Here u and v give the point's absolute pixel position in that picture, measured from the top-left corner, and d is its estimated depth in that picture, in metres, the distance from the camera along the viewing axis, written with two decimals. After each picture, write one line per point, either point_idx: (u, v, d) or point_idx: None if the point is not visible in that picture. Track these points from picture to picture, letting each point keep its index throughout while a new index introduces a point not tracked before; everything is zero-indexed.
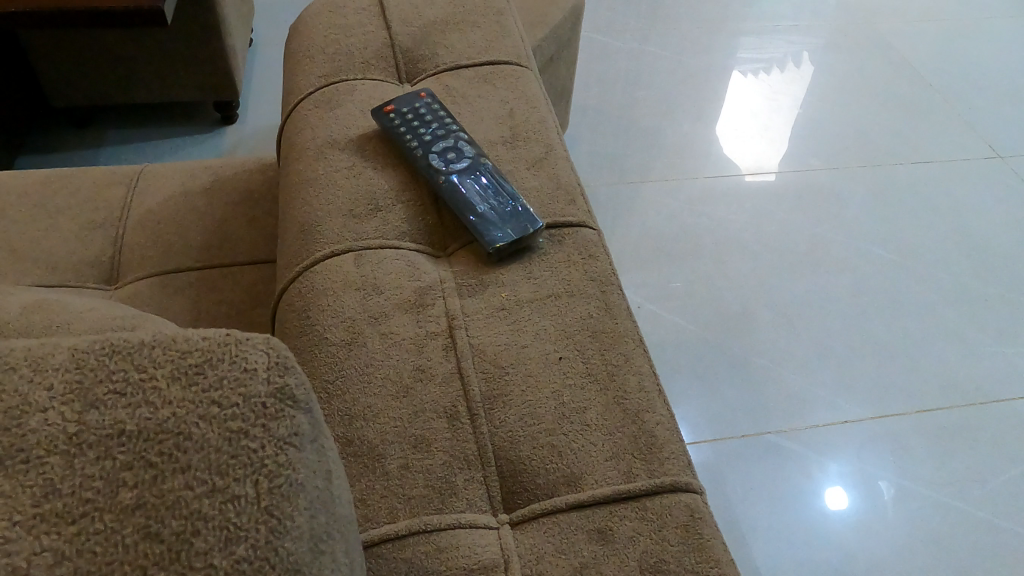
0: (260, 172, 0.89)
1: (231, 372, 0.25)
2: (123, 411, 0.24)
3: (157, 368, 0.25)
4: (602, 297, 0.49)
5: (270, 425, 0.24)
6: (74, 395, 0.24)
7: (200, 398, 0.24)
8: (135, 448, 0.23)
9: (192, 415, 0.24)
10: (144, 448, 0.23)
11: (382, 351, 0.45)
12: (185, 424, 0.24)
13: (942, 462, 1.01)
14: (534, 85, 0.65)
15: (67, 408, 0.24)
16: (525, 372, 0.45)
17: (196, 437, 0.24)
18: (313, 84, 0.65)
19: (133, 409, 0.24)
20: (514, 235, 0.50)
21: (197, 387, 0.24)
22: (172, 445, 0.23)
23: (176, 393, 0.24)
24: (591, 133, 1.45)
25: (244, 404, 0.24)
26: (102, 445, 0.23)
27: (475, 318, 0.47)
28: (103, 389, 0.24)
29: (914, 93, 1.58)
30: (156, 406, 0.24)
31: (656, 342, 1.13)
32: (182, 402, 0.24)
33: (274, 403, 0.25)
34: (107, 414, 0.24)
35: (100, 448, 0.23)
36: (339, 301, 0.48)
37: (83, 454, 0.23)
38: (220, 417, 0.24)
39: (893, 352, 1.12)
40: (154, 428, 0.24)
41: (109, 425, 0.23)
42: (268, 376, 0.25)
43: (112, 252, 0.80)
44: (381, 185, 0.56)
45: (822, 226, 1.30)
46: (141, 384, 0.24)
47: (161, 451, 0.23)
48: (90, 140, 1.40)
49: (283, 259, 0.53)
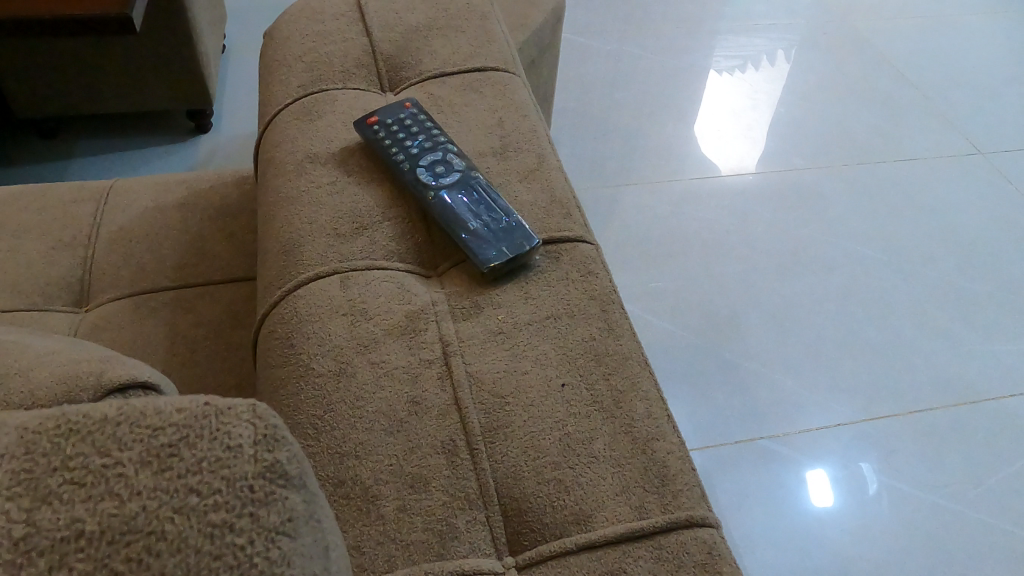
0: (237, 186, 0.85)
1: (213, 452, 0.21)
2: (81, 507, 0.20)
3: (122, 452, 0.21)
4: (603, 317, 0.46)
5: (259, 514, 0.21)
6: (22, 488, 0.20)
7: (176, 486, 0.20)
8: (97, 554, 0.19)
9: (166, 508, 0.20)
10: (108, 553, 0.19)
11: (373, 382, 0.42)
12: (159, 519, 0.20)
13: (936, 463, 0.99)
14: (523, 92, 0.62)
15: (14, 505, 0.19)
16: (527, 402, 0.42)
17: (173, 535, 0.20)
18: (292, 95, 0.62)
19: (94, 505, 0.20)
20: (510, 253, 0.48)
21: (172, 473, 0.21)
22: (144, 547, 0.20)
23: (147, 480, 0.20)
24: (572, 136, 1.43)
25: (229, 490, 0.21)
26: (56, 551, 0.19)
27: (471, 343, 0.44)
28: (58, 480, 0.20)
29: (893, 90, 1.57)
30: (123, 498, 0.20)
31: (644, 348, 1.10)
32: (154, 492, 0.20)
33: (263, 486, 0.21)
34: (61, 511, 0.19)
35: (52, 557, 0.19)
36: (325, 328, 0.45)
37: (31, 565, 0.19)
38: (202, 510, 0.20)
39: (884, 352, 1.11)
40: (121, 527, 0.20)
41: (64, 525, 0.19)
42: (256, 453, 0.21)
43: (82, 273, 0.76)
44: (367, 200, 0.53)
45: (809, 226, 1.28)
46: (103, 472, 0.20)
47: (130, 556, 0.19)
48: (58, 153, 1.36)
49: (264, 282, 0.50)
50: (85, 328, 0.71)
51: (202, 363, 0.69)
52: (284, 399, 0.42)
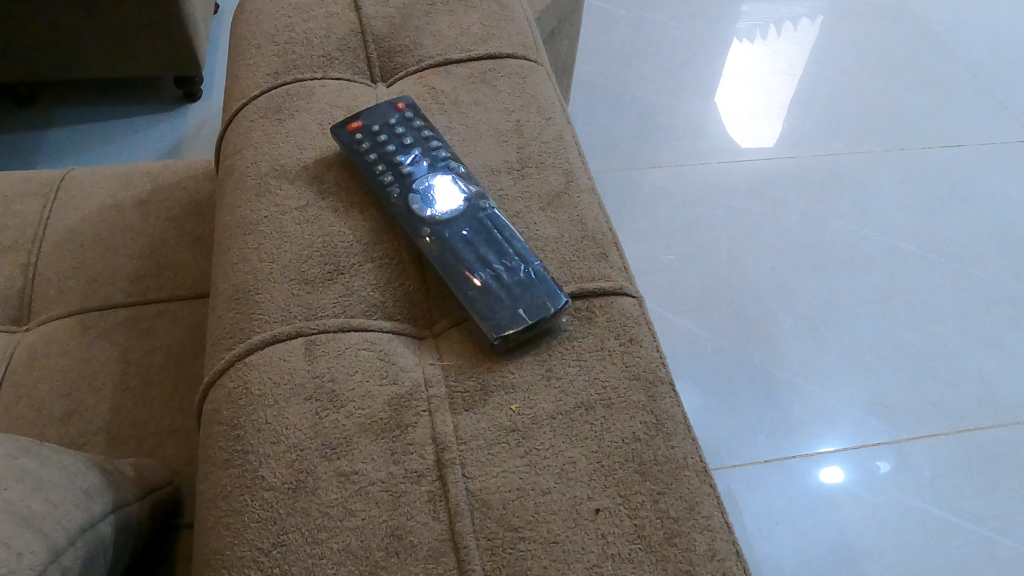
0: (209, 179, 0.73)
1: None
2: None
3: None
4: (651, 408, 0.35)
5: None
6: None
7: None
8: None
9: None
10: None
11: (341, 505, 0.31)
12: None
13: (983, 490, 0.87)
14: (546, 87, 0.50)
15: None
16: (548, 540, 0.31)
17: None
18: (260, 84, 0.50)
19: None
20: (527, 319, 0.36)
21: None
22: None
23: None
24: (589, 112, 1.30)
25: None
26: None
27: (474, 447, 0.33)
28: None
29: (941, 67, 1.42)
30: None
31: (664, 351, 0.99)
32: None
33: None
34: None
35: None
36: (281, 419, 0.34)
37: None
38: None
39: (930, 363, 0.98)
40: None
41: None
42: None
43: (24, 282, 0.65)
44: (344, 233, 0.41)
45: (848, 218, 1.15)
46: None
47: None
48: (33, 122, 1.24)
49: (211, 339, 0.39)
50: (21, 352, 0.60)
51: (157, 401, 0.58)
52: (223, 520, 0.32)
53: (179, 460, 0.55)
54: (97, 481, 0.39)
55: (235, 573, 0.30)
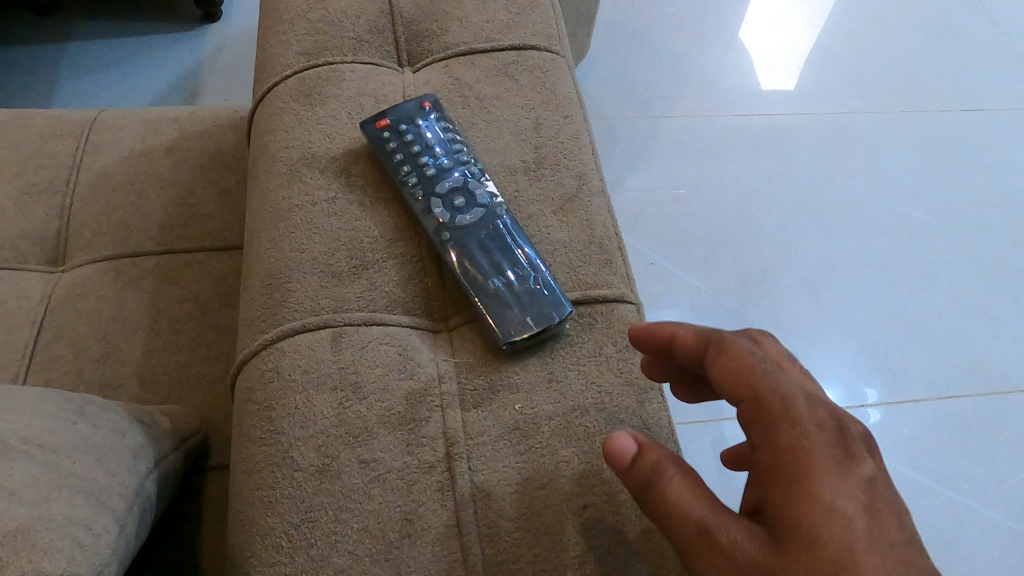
0: (234, 129, 0.76)
1: None
2: None
3: None
4: (640, 413, 0.39)
5: None
6: None
7: None
8: None
9: None
10: None
11: (361, 488, 0.36)
12: None
13: (957, 456, 0.91)
14: (566, 83, 0.52)
15: None
16: (539, 530, 0.35)
17: None
18: (292, 65, 0.52)
19: None
20: (534, 327, 0.40)
21: None
22: None
23: None
24: (609, 55, 1.28)
25: None
26: None
27: (481, 442, 0.37)
28: None
29: (973, 23, 1.37)
30: None
31: (665, 306, 1.02)
32: None
33: None
34: None
35: None
36: (310, 406, 0.38)
37: None
38: None
39: (922, 330, 1.01)
40: None
41: None
42: None
43: (59, 226, 0.69)
44: (369, 228, 0.44)
45: (858, 180, 1.15)
46: None
47: None
48: (53, 33, 1.24)
49: (245, 320, 0.43)
50: (57, 294, 0.64)
51: (186, 348, 0.62)
52: (257, 493, 0.36)
53: (206, 406, 0.60)
54: (142, 438, 0.44)
55: (268, 541, 0.35)
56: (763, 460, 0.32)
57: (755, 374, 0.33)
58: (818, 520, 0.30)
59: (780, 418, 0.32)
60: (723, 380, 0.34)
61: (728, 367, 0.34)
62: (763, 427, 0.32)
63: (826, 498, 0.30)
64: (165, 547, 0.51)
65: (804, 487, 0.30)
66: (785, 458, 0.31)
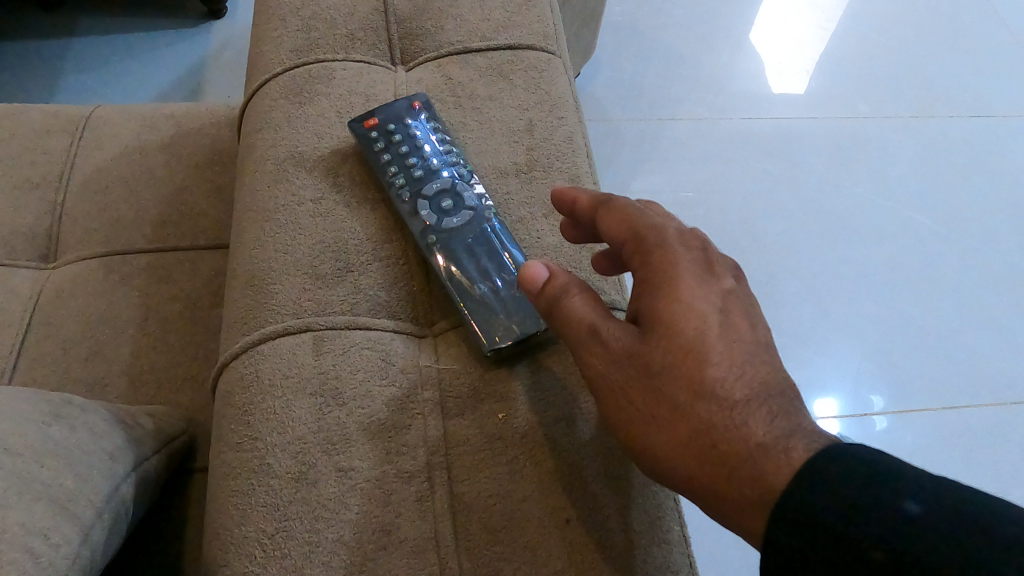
0: (230, 126, 0.75)
1: None
2: None
3: None
4: None
5: None
6: None
7: None
8: None
9: None
10: None
11: (338, 497, 0.35)
12: None
13: (963, 467, 0.90)
14: (561, 82, 0.51)
15: None
16: (520, 545, 0.34)
17: None
18: (283, 62, 0.51)
19: None
20: (519, 333, 0.39)
21: None
22: None
23: None
24: (615, 57, 1.27)
25: None
26: None
27: (463, 453, 0.36)
28: None
29: (986, 28, 1.36)
30: None
31: None
32: None
33: None
34: None
35: None
36: (288, 411, 0.37)
37: None
38: None
39: (927, 338, 0.99)
40: None
41: None
42: None
43: (51, 222, 0.68)
44: (354, 229, 0.43)
45: (866, 186, 1.13)
46: None
47: None
48: (57, 28, 1.23)
49: (227, 322, 0.42)
50: (47, 291, 0.64)
51: (175, 347, 0.62)
52: (232, 500, 0.35)
53: (195, 406, 0.59)
54: (122, 440, 0.43)
55: (240, 551, 0.34)
56: (641, 276, 0.35)
57: (637, 212, 0.37)
58: (678, 314, 0.33)
59: (654, 242, 0.35)
60: (608, 219, 0.37)
61: (614, 209, 0.37)
62: (641, 252, 0.36)
63: (687, 298, 0.34)
64: (147, 550, 0.50)
65: (671, 290, 0.34)
66: (656, 269, 0.35)
